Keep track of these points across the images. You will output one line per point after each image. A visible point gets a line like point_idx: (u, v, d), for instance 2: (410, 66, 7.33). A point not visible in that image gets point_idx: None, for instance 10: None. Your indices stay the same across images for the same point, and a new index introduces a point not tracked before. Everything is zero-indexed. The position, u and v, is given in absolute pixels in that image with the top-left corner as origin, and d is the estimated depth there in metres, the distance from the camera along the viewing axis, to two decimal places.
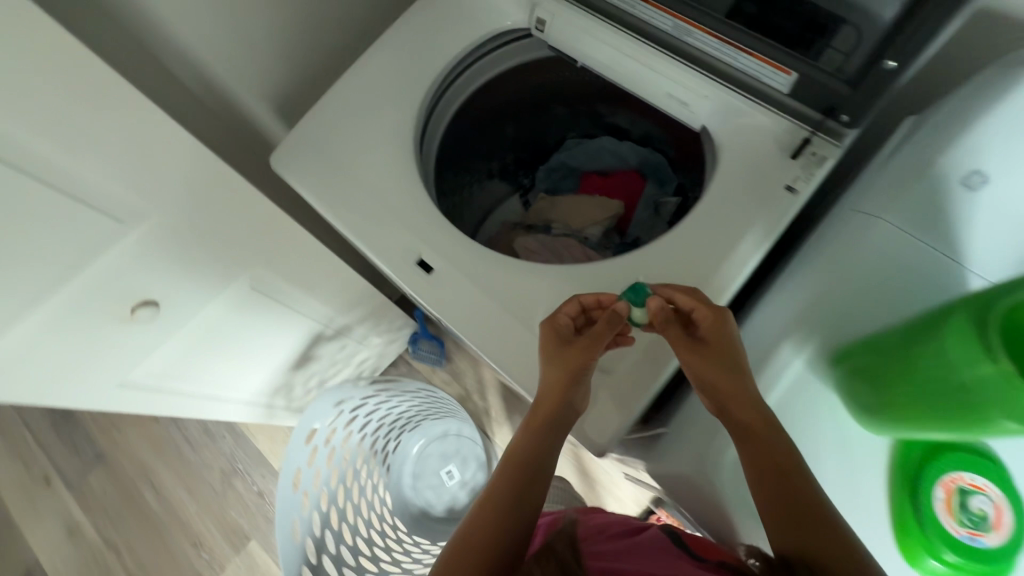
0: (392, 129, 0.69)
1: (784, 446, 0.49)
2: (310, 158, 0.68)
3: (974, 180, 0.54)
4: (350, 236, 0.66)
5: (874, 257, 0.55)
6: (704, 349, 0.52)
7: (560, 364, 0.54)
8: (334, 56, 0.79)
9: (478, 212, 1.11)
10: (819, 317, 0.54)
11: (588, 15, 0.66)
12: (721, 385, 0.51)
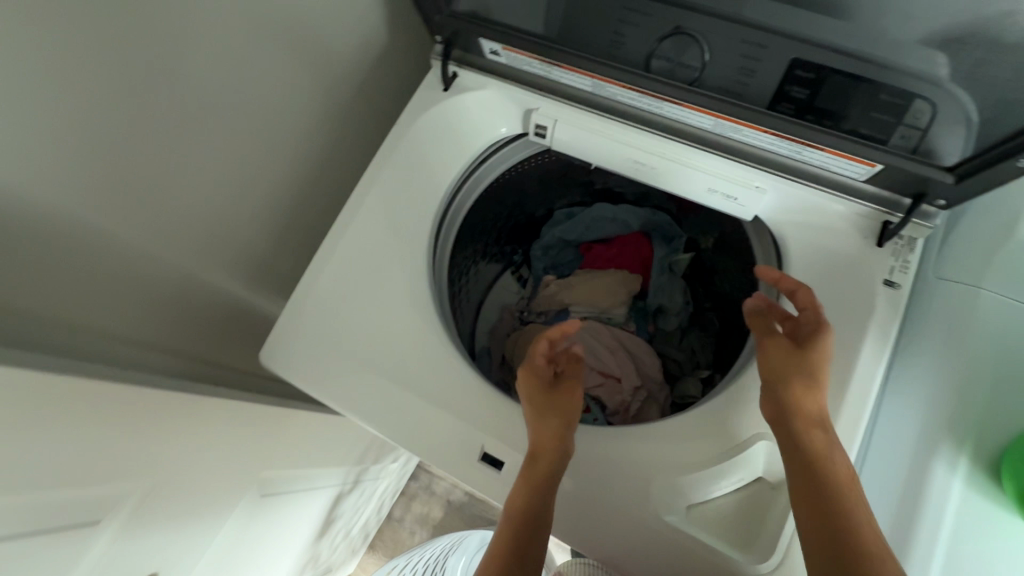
0: (398, 285, 0.59)
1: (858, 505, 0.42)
2: (308, 345, 0.56)
3: None
4: (381, 428, 0.55)
5: (997, 338, 0.49)
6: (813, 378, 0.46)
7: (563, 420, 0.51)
8: (295, 198, 0.68)
9: (476, 306, 0.99)
10: (965, 423, 0.48)
11: (600, 114, 0.59)
12: (804, 416, 0.44)
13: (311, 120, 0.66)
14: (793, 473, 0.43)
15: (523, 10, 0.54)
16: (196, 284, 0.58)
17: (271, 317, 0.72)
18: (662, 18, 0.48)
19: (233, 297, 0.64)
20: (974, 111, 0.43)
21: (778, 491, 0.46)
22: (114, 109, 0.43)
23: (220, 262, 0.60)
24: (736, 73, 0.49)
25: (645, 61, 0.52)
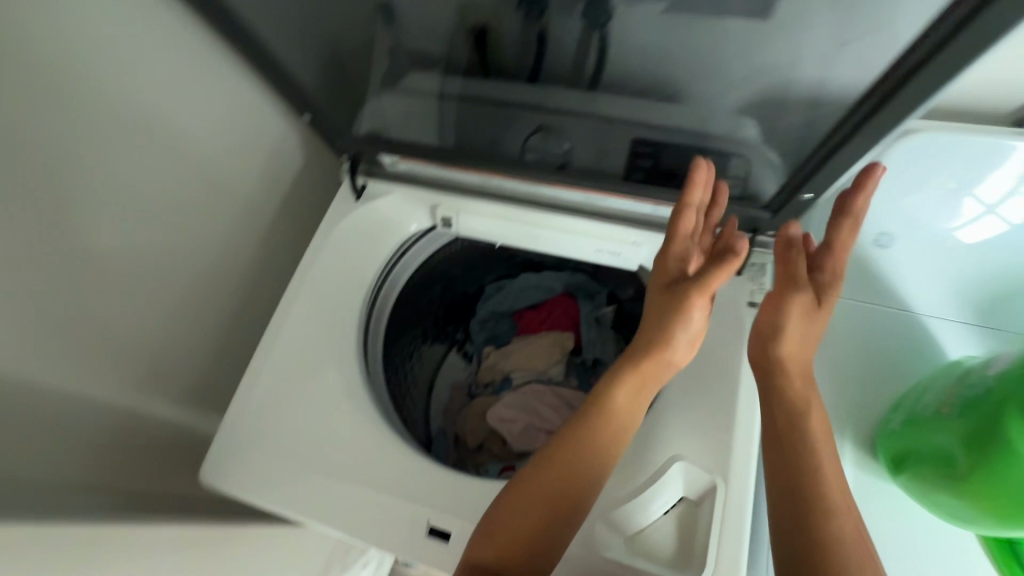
0: (331, 381, 0.62)
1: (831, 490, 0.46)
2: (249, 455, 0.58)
3: (883, 240, 0.61)
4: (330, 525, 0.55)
5: None
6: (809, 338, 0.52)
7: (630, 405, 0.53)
8: (221, 313, 0.72)
9: (422, 391, 1.01)
10: None
11: (493, 200, 0.68)
12: (787, 419, 0.48)
13: (231, 241, 0.72)
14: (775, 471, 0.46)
15: (415, 127, 0.65)
16: (127, 416, 0.59)
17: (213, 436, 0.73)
18: (524, 119, 0.60)
19: (170, 420, 0.65)
20: (777, 160, 0.54)
21: (701, 506, 0.51)
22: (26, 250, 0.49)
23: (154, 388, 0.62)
24: (593, 154, 0.61)
25: (520, 154, 0.63)
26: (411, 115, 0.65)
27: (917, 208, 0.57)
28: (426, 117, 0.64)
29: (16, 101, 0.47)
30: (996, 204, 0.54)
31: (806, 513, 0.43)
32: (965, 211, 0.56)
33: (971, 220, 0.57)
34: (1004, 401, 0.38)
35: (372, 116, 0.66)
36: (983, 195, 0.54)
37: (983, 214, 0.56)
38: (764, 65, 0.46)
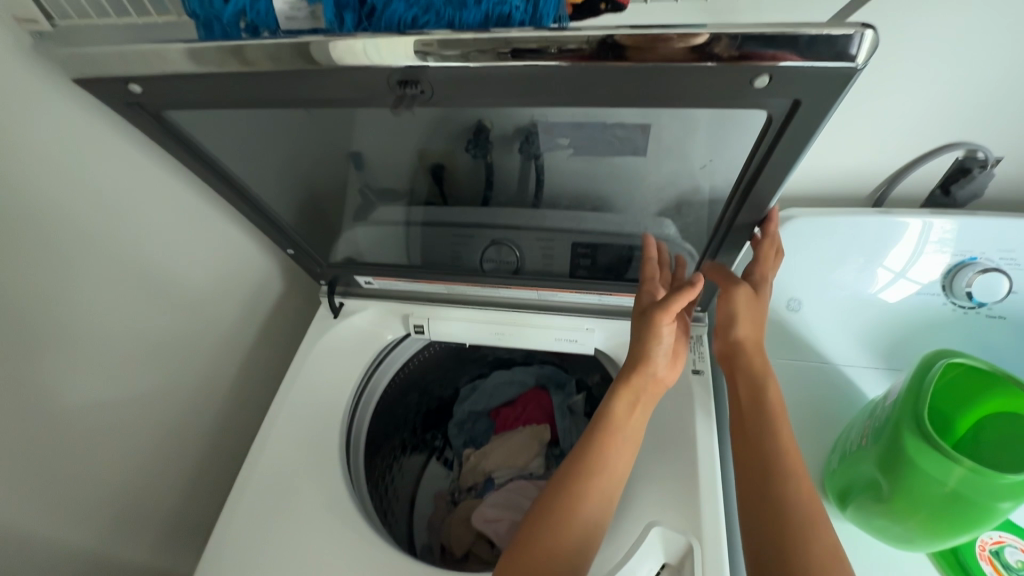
0: (315, 493, 0.64)
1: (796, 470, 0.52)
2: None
3: (794, 305, 0.71)
4: None
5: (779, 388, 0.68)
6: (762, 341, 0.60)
7: (627, 420, 0.58)
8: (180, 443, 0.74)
9: (405, 504, 1.00)
10: None
11: (460, 304, 0.77)
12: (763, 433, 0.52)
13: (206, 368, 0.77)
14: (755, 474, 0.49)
15: (385, 251, 0.75)
16: None
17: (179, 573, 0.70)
18: (479, 236, 0.70)
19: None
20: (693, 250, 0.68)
21: (680, 568, 0.54)
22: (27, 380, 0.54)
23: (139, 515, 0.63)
24: (540, 258, 0.71)
25: (479, 265, 0.73)
26: (382, 241, 0.74)
27: (809, 275, 0.70)
28: (393, 242, 0.74)
29: (52, 253, 0.56)
30: (902, 270, 0.67)
31: (784, 515, 0.46)
32: (876, 282, 0.68)
33: (896, 291, 0.68)
34: (895, 420, 0.45)
35: (346, 244, 0.76)
36: (888, 265, 0.67)
37: (896, 280, 0.67)
38: (671, 177, 0.57)
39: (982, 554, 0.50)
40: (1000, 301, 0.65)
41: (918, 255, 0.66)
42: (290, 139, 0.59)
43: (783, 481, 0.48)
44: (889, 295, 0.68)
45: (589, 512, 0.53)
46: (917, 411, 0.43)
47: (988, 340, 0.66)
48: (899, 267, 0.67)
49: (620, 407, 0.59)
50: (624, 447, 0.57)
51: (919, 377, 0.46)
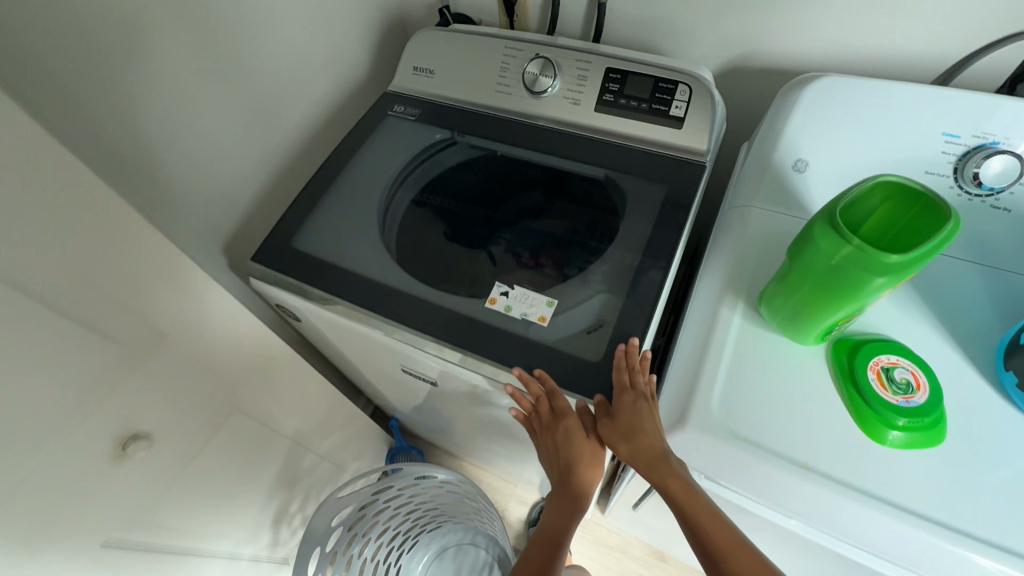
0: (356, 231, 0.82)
1: (692, 502, 0.55)
2: None
3: (801, 166, 0.74)
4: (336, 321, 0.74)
5: (761, 234, 0.72)
6: (642, 411, 0.60)
7: (564, 509, 0.66)
8: None
9: None
10: (743, 282, 0.68)
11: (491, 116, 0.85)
12: (683, 502, 0.55)
13: None
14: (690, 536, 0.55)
15: (450, 55, 0.87)
16: None
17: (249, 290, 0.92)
18: (529, 50, 0.82)
19: (236, 261, 0.84)
20: (714, 86, 0.74)
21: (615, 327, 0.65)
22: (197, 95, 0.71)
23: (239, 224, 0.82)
24: (575, 77, 0.79)
25: (521, 77, 0.82)
26: (449, 48, 0.87)
27: (826, 137, 0.73)
28: (460, 47, 0.87)
29: None
30: (972, 139, 0.67)
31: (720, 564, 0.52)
32: (938, 147, 0.68)
33: (966, 158, 0.67)
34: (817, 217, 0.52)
35: (419, 51, 0.90)
36: (954, 130, 0.67)
37: (965, 146, 0.67)
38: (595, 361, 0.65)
39: (874, 366, 0.57)
40: (1009, 191, 0.65)
41: (995, 120, 0.66)
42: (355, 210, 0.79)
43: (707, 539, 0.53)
44: (951, 163, 0.68)
45: (557, 554, 0.64)
46: (831, 209, 0.51)
47: (987, 228, 0.65)
48: (969, 135, 0.67)
49: (553, 502, 0.67)
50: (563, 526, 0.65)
51: (852, 192, 0.52)
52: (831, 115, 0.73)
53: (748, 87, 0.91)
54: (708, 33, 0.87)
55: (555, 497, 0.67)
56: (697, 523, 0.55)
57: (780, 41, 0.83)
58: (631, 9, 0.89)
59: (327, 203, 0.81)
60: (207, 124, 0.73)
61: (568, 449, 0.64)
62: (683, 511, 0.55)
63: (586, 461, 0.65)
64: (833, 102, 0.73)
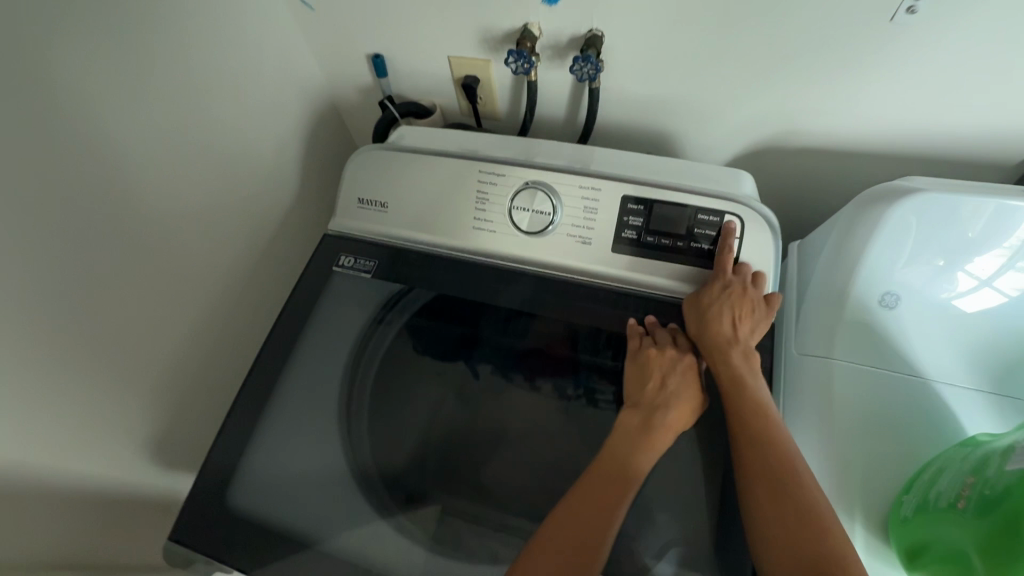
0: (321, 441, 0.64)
1: (785, 460, 0.48)
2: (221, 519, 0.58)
3: (891, 301, 0.58)
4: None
5: (855, 402, 0.54)
6: (740, 318, 0.57)
7: (640, 437, 0.54)
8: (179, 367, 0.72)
9: None
10: (848, 488, 0.50)
11: (477, 257, 0.68)
12: (773, 444, 0.49)
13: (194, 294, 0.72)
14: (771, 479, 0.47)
15: (409, 183, 0.70)
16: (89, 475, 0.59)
17: (177, 493, 0.73)
18: (514, 177, 0.65)
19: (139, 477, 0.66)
20: (769, 215, 0.59)
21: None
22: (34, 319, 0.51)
23: (130, 436, 0.64)
24: (581, 208, 0.64)
25: (508, 212, 0.66)
26: (405, 176, 0.70)
27: (919, 267, 0.56)
28: (417, 172, 0.69)
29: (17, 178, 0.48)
30: (953, 264, 0.54)
31: (804, 509, 0.45)
32: (913, 277, 0.57)
33: (946, 286, 0.56)
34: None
35: (367, 179, 0.72)
36: (931, 258, 0.55)
37: (948, 274, 0.55)
38: None
39: None
40: None
41: (978, 246, 0.52)
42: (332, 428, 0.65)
43: (802, 493, 0.46)
44: (930, 291, 0.57)
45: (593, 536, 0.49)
46: None
47: None
48: (948, 261, 0.55)
49: (635, 423, 0.56)
50: (633, 445, 0.54)
51: None
52: (932, 236, 0.54)
53: (779, 167, 0.74)
54: (727, 113, 0.69)
55: (636, 410, 0.57)
56: (779, 486, 0.47)
57: (818, 118, 0.66)
58: (628, 88, 0.70)
59: (265, 437, 0.62)
60: (58, 347, 0.54)
61: (659, 380, 0.57)
62: (770, 448, 0.49)
63: (673, 371, 0.57)
64: (933, 220, 0.53)
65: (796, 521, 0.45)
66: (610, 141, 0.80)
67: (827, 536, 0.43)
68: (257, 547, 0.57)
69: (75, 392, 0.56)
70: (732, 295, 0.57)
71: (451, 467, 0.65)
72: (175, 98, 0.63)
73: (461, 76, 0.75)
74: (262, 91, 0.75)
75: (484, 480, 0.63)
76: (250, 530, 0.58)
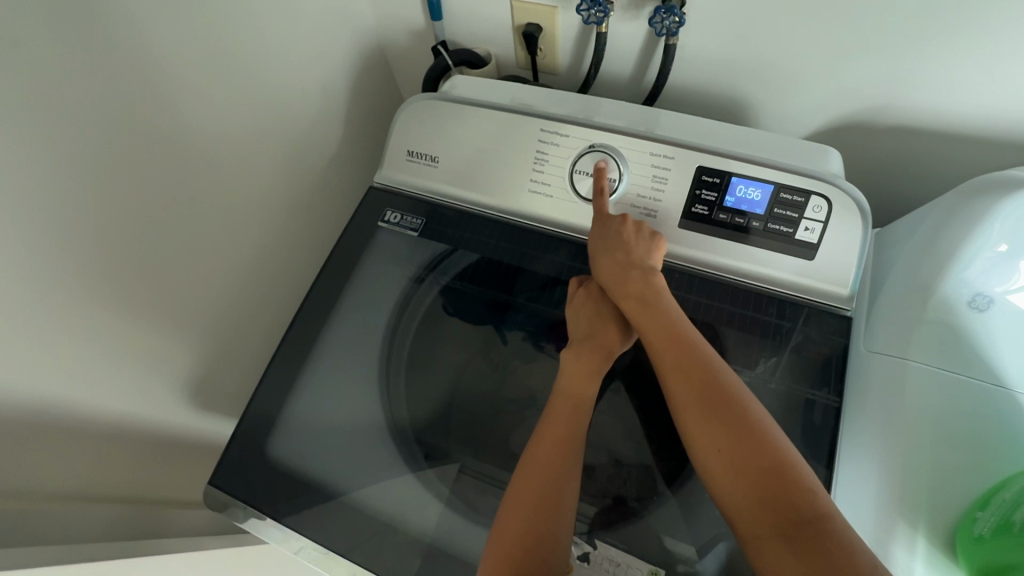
0: (358, 399, 0.63)
1: (686, 361, 0.49)
2: (254, 467, 0.58)
3: (979, 302, 0.52)
4: (325, 553, 0.55)
5: (928, 407, 0.50)
6: (630, 239, 0.57)
7: (579, 370, 0.55)
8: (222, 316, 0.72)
9: None
10: (917, 500, 0.47)
11: (531, 222, 0.65)
12: (682, 358, 0.49)
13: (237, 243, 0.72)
14: (690, 397, 0.47)
15: (460, 136, 0.66)
16: (131, 413, 0.60)
17: (218, 435, 0.75)
18: (577, 139, 0.61)
19: (179, 418, 0.67)
20: (860, 198, 0.54)
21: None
22: (78, 252, 0.50)
23: (174, 377, 0.64)
24: (649, 178, 0.59)
25: (569, 176, 0.62)
26: (457, 129, 0.66)
27: (990, 258, 0.51)
28: (471, 125, 0.65)
29: (61, 106, 0.47)
30: (1017, 251, 0.49)
31: (721, 424, 0.45)
32: (974, 269, 0.51)
33: (1009, 275, 0.50)
34: None
35: (416, 130, 0.68)
36: (990, 244, 0.50)
37: (1010, 262, 0.50)
38: None
39: None
40: None
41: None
42: (371, 389, 0.64)
43: (718, 408, 0.46)
44: (992, 283, 0.51)
45: (551, 470, 0.49)
46: None
47: None
48: (1010, 246, 0.49)
49: (568, 360, 0.56)
50: (572, 390, 0.54)
51: None
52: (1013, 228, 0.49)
53: (864, 147, 0.68)
54: (814, 83, 0.63)
55: (569, 349, 0.56)
56: (698, 401, 0.47)
57: (918, 96, 0.59)
58: (707, 48, 0.64)
59: (308, 391, 0.62)
60: (107, 286, 0.53)
61: (588, 319, 0.57)
62: (676, 364, 0.49)
63: (598, 317, 0.57)
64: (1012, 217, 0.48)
65: (718, 438, 0.45)
66: (679, 106, 0.73)
67: (749, 449, 0.43)
68: (290, 496, 0.57)
69: (119, 329, 0.56)
70: (620, 227, 0.57)
71: (481, 431, 0.62)
72: (220, 30, 0.60)
73: (523, 24, 0.69)
74: (310, 30, 0.71)
75: (513, 447, 0.60)
76: (291, 480, 0.58)
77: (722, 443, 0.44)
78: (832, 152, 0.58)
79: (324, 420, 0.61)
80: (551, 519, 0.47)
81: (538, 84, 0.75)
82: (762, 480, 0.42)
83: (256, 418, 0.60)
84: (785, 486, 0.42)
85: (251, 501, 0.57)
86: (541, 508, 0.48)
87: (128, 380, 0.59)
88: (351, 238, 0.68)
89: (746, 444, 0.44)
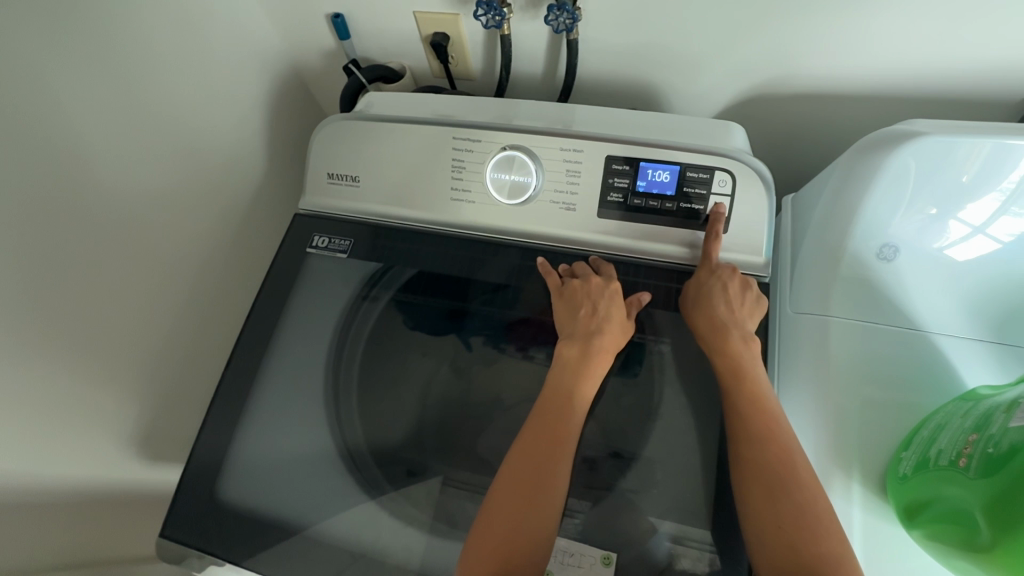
0: (307, 428, 0.62)
1: (741, 375, 0.51)
2: (204, 514, 0.57)
3: (888, 253, 0.55)
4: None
5: (852, 357, 0.53)
6: (736, 291, 0.56)
7: (577, 373, 0.55)
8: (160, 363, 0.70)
9: None
10: (848, 447, 0.50)
11: (457, 229, 0.66)
12: (756, 404, 0.49)
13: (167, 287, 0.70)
14: (753, 443, 0.47)
15: (378, 153, 0.66)
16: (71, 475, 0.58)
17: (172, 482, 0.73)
18: (492, 143, 0.62)
19: (125, 471, 0.65)
20: (762, 168, 0.56)
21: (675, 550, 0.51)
22: None
23: (117, 432, 0.63)
24: (563, 173, 0.60)
25: (488, 180, 0.63)
26: (374, 146, 0.66)
27: (916, 219, 0.53)
28: (386, 140, 0.65)
29: None
30: (945, 212, 0.51)
31: (779, 478, 0.45)
32: (900, 227, 0.53)
33: (938, 235, 0.53)
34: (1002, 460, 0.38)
35: (335, 152, 0.67)
36: (923, 207, 0.52)
37: (939, 223, 0.52)
38: None
39: None
40: None
41: (972, 193, 0.49)
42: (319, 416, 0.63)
43: (787, 463, 0.46)
44: (906, 236, 0.54)
45: (540, 467, 0.51)
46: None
47: None
48: (940, 209, 0.51)
49: (570, 354, 0.57)
50: (575, 392, 0.55)
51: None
52: (934, 188, 0.50)
53: (769, 117, 0.70)
54: (713, 62, 0.65)
55: (570, 341, 0.57)
56: (767, 449, 0.47)
57: (810, 65, 0.62)
58: (608, 40, 0.65)
59: (253, 428, 0.61)
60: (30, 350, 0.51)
61: (587, 315, 0.58)
62: (743, 409, 0.49)
63: (601, 316, 0.58)
64: (935, 179, 0.49)
65: (782, 493, 0.44)
66: (592, 97, 0.75)
67: (810, 508, 0.43)
68: (242, 537, 0.56)
69: (48, 393, 0.54)
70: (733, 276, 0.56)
71: (447, 438, 0.62)
72: (121, 77, 0.58)
73: (430, 35, 0.70)
74: (219, 63, 0.70)
75: (480, 452, 0.61)
76: (244, 521, 0.57)
77: (782, 494, 0.45)
78: (734, 126, 0.61)
79: (273, 455, 0.61)
80: (536, 514, 0.49)
81: (454, 91, 0.75)
82: (811, 539, 0.42)
83: (200, 464, 0.59)
84: (835, 543, 0.42)
85: (202, 548, 0.56)
86: (527, 501, 0.49)
87: (65, 442, 0.57)
88: (282, 267, 0.67)
89: (808, 504, 0.44)
